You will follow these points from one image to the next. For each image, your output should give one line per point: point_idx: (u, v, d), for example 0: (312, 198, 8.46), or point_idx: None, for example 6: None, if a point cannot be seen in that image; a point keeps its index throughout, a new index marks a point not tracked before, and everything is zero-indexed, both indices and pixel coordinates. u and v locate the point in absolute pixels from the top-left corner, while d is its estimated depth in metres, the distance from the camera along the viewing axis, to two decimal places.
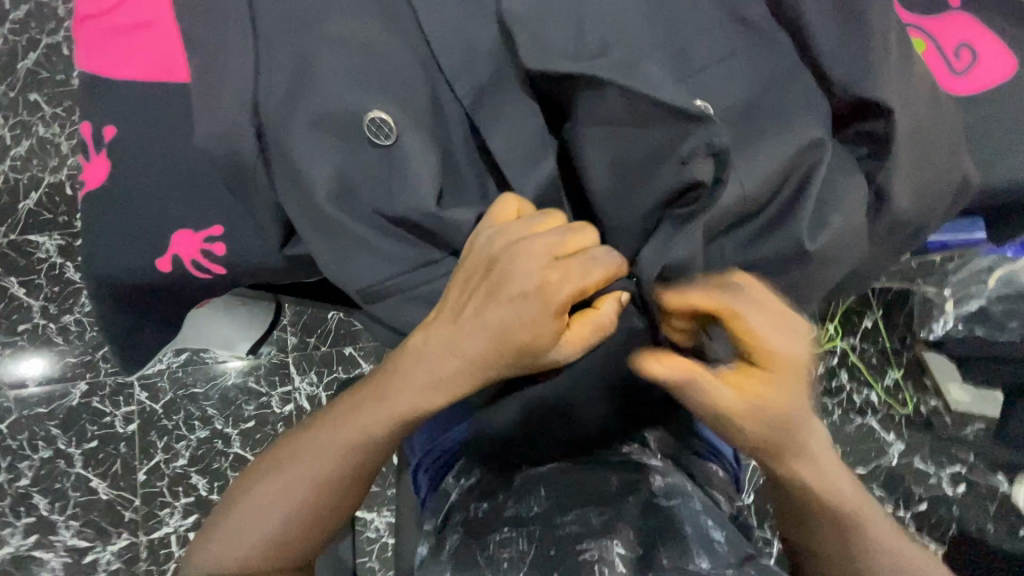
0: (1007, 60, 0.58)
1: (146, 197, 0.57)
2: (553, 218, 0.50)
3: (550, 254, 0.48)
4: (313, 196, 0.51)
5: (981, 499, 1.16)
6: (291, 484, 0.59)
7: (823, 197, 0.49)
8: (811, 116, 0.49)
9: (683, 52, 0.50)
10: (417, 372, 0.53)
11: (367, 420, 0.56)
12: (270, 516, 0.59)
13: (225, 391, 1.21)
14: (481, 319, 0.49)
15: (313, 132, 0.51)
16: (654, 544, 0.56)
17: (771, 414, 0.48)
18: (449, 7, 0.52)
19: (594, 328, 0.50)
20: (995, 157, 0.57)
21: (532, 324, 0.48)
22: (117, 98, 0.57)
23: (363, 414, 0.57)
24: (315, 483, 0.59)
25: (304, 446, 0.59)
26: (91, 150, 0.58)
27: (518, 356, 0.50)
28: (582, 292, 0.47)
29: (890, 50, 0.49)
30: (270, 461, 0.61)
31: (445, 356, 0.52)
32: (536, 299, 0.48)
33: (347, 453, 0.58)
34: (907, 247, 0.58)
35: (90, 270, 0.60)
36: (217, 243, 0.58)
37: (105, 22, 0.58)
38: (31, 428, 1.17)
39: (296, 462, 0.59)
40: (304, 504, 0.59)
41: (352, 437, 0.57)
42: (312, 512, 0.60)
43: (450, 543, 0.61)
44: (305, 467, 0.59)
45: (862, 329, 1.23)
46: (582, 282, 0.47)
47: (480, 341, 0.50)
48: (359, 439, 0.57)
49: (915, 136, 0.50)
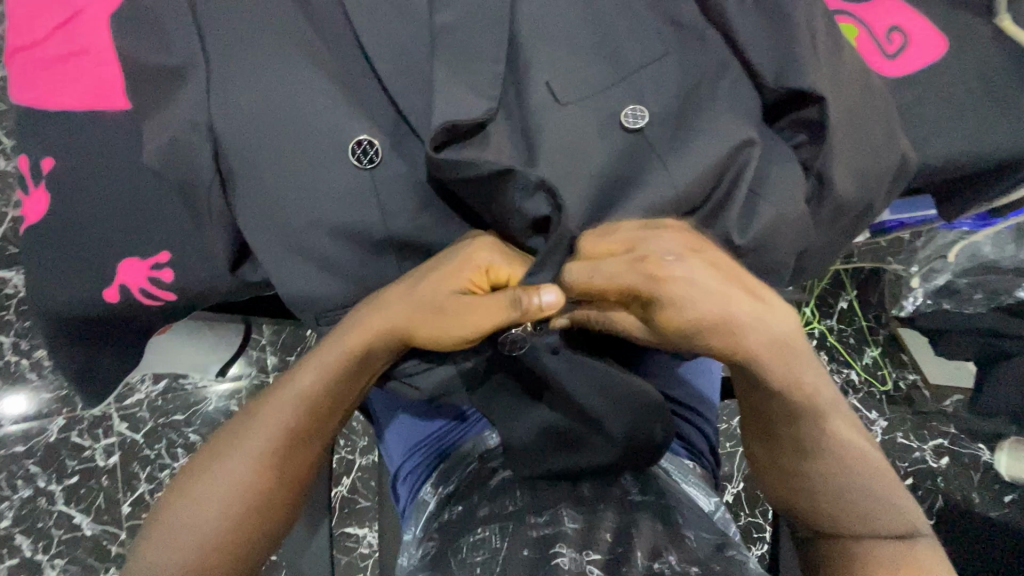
0: (938, 39, 0.60)
1: (99, 227, 0.56)
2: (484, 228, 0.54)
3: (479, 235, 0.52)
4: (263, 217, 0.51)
5: (964, 468, 1.18)
6: (233, 464, 0.56)
7: (763, 187, 0.50)
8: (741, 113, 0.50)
9: (616, 53, 0.50)
10: (351, 340, 0.53)
11: (305, 390, 0.56)
12: (216, 498, 0.56)
13: (207, 416, 1.19)
14: (411, 290, 0.51)
15: (260, 156, 0.51)
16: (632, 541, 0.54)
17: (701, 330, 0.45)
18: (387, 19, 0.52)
19: (490, 306, 0.48)
20: (933, 135, 0.58)
21: (448, 282, 0.50)
22: (62, 130, 0.56)
23: (300, 385, 0.56)
24: (258, 458, 0.56)
25: (245, 426, 0.57)
26: (38, 183, 0.57)
27: (435, 314, 0.50)
28: (491, 262, 0.50)
29: (817, 40, 0.50)
30: (201, 458, 0.58)
31: (374, 316, 0.52)
32: (456, 259, 0.50)
33: (287, 421, 0.57)
34: (856, 228, 0.59)
35: (45, 304, 0.58)
36: (166, 270, 0.57)
37: (36, 53, 0.58)
38: (9, 468, 1.15)
39: (226, 451, 0.57)
40: (248, 482, 0.56)
41: (291, 403, 0.57)
42: (256, 491, 0.56)
43: (427, 550, 0.60)
44: (240, 459, 0.56)
45: (837, 311, 1.23)
46: (491, 256, 0.50)
47: (407, 297, 0.51)
48: (298, 405, 0.56)
49: (849, 121, 0.51)
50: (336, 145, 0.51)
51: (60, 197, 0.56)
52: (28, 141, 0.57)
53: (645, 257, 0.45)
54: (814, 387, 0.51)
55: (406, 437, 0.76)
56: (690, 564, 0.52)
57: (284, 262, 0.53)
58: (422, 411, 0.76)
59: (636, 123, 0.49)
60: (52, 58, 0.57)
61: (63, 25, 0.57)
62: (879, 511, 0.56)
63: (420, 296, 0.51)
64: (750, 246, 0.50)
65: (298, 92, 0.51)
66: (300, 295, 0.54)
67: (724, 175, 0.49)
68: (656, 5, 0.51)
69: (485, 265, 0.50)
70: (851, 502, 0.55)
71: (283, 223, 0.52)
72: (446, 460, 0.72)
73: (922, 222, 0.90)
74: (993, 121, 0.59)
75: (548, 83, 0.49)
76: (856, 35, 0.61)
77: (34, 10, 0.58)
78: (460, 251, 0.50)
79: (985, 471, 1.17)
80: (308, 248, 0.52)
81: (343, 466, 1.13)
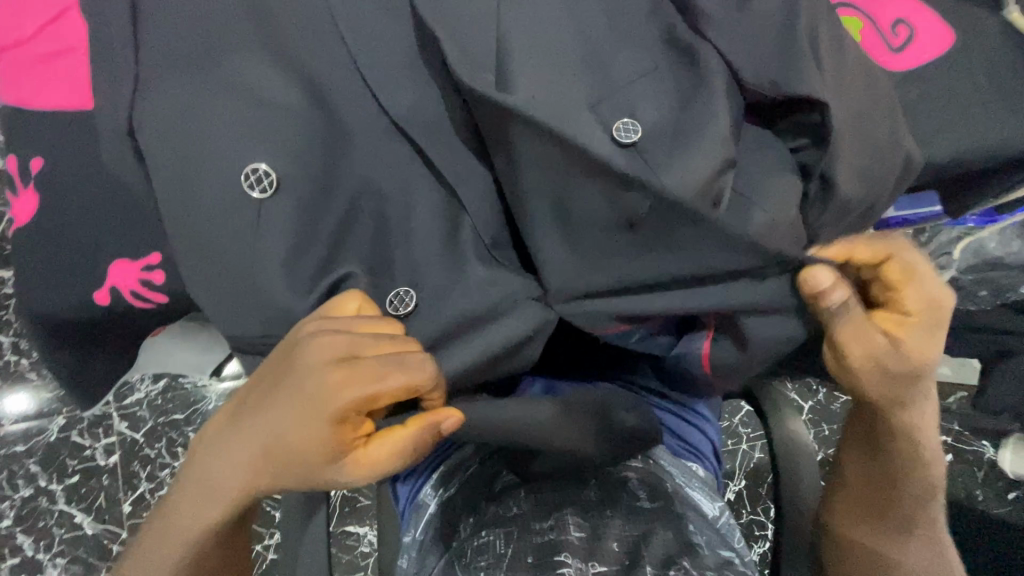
0: (945, 33, 0.59)
1: (89, 227, 0.55)
2: (391, 324, 0.50)
3: (350, 350, 0.47)
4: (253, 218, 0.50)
5: (968, 466, 1.17)
6: (172, 534, 0.55)
7: (763, 187, 0.49)
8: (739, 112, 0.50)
9: (615, 50, 0.49)
10: (251, 438, 0.51)
11: (225, 479, 0.53)
12: (164, 563, 0.56)
13: (206, 415, 1.19)
14: (303, 407, 0.48)
15: (253, 157, 0.50)
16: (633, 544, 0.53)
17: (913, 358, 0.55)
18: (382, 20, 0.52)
19: (390, 444, 0.49)
20: (938, 131, 0.57)
21: (313, 417, 0.48)
22: (51, 129, 0.55)
23: (217, 468, 0.53)
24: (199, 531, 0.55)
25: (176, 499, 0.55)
26: (27, 183, 0.56)
27: (326, 462, 0.49)
28: (374, 394, 0.47)
29: (819, 37, 0.49)
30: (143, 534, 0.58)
31: (269, 429, 0.50)
32: (335, 386, 0.47)
33: (206, 506, 0.54)
34: (861, 226, 0.58)
35: (36, 306, 0.58)
36: (157, 270, 0.57)
37: (23, 51, 0.57)
38: (9, 468, 1.15)
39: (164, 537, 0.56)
40: (186, 555, 0.56)
41: (206, 491, 0.53)
42: (196, 563, 0.57)
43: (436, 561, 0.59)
44: (176, 535, 0.55)
45: None
46: (373, 386, 0.47)
47: (297, 420, 0.48)
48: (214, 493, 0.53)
49: (852, 118, 0.50)
50: None
51: (50, 198, 0.55)
52: (17, 142, 0.57)
53: (884, 262, 0.53)
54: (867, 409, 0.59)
55: None
56: (703, 570, 0.53)
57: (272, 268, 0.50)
58: None
59: (629, 137, 0.47)
60: (38, 56, 0.56)
61: (51, 23, 0.56)
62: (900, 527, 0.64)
63: (301, 413, 0.48)
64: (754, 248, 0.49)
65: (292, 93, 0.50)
66: (282, 306, 0.51)
67: (724, 174, 0.48)
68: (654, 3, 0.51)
69: (364, 396, 0.47)
70: (878, 515, 0.64)
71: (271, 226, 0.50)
72: (443, 463, 0.70)
73: (928, 218, 0.89)
74: (1001, 116, 0.57)
75: (544, 82, 0.48)
76: (861, 28, 0.59)
77: (21, 7, 0.57)
78: (324, 381, 0.47)
79: (989, 469, 1.17)
80: (302, 250, 0.51)
81: None
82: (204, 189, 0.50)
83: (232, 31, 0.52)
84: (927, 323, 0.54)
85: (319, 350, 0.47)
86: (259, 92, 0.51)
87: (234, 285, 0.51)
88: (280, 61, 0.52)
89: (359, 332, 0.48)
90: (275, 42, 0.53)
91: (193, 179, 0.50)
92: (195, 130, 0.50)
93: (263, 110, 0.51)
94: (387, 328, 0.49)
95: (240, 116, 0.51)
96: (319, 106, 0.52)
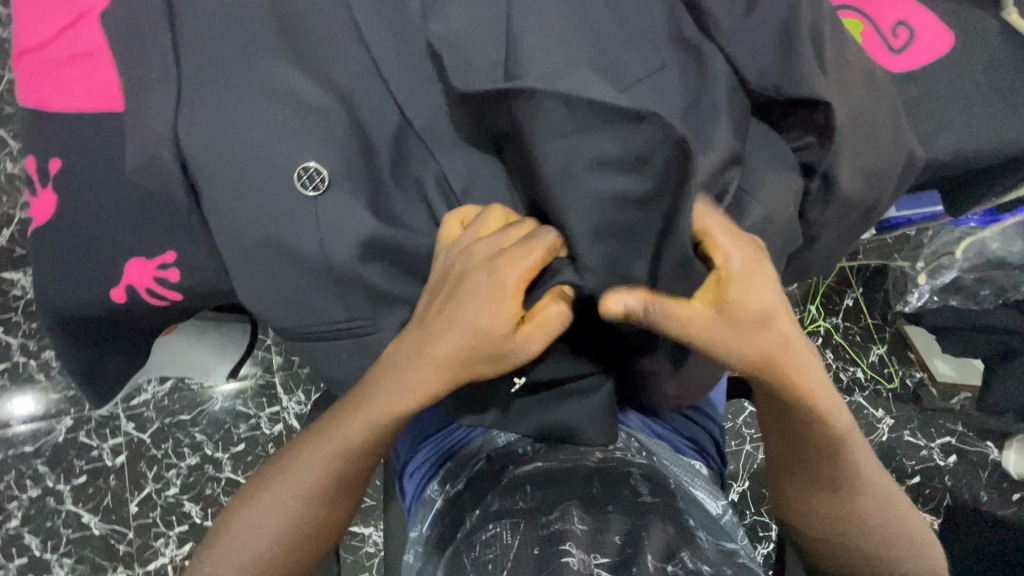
0: (944, 36, 0.60)
1: (103, 228, 0.57)
2: (496, 215, 0.50)
3: (492, 249, 0.48)
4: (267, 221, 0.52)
5: (972, 466, 1.18)
6: (287, 493, 0.58)
7: (764, 185, 0.51)
8: (743, 113, 0.51)
9: (619, 55, 0.50)
10: (390, 381, 0.52)
11: (344, 431, 0.55)
12: (260, 530, 0.58)
13: (213, 416, 1.20)
14: (449, 299, 0.50)
15: (267, 161, 0.52)
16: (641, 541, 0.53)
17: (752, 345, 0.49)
18: (390, 25, 0.53)
19: (539, 327, 0.49)
20: (938, 132, 0.58)
21: (487, 315, 0.48)
22: (67, 131, 0.57)
23: (346, 427, 0.55)
24: (309, 490, 0.57)
25: (291, 461, 0.58)
26: (43, 184, 0.58)
27: (490, 360, 0.50)
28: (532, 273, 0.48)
29: (821, 39, 0.50)
30: (261, 477, 0.60)
31: (417, 360, 0.51)
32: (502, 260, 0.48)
33: (333, 464, 0.57)
34: (861, 227, 0.59)
35: (51, 306, 0.59)
36: (172, 270, 0.58)
37: (43, 54, 0.58)
38: (18, 468, 1.16)
39: (269, 484, 0.58)
40: (293, 517, 0.58)
41: (336, 445, 0.56)
42: (302, 526, 0.58)
43: (443, 559, 0.58)
44: (284, 493, 0.58)
45: (843, 309, 1.22)
46: (526, 263, 0.47)
47: (442, 333, 0.49)
48: (338, 449, 0.56)
49: (853, 120, 0.51)
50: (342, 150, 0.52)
51: (67, 198, 0.57)
52: (35, 143, 0.58)
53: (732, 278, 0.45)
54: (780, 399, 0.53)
55: (417, 435, 0.78)
56: (702, 564, 0.51)
57: (295, 268, 0.54)
58: (430, 410, 0.78)
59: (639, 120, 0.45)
60: (58, 59, 0.57)
61: (68, 28, 0.57)
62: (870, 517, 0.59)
63: (456, 333, 0.49)
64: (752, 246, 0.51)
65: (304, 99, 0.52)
66: (303, 303, 0.54)
67: (727, 175, 0.49)
68: (658, 7, 0.52)
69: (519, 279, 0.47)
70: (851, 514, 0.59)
71: (289, 227, 0.52)
72: (453, 458, 0.73)
73: (928, 218, 0.90)
74: (1001, 117, 0.58)
75: None
76: (862, 29, 0.60)
77: (40, 11, 0.58)
78: (496, 253, 0.48)
79: (992, 469, 1.17)
80: (312, 252, 0.52)
81: None
82: (226, 191, 0.52)
83: (246, 35, 0.54)
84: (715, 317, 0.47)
85: (467, 261, 0.49)
86: (274, 94, 0.53)
87: (261, 280, 0.54)
88: (294, 63, 0.53)
89: (504, 242, 0.49)
90: (289, 45, 0.54)
91: (214, 181, 0.52)
92: (213, 134, 0.52)
93: (277, 111, 0.52)
94: (511, 238, 0.49)
95: (256, 118, 0.52)
96: (332, 108, 0.53)
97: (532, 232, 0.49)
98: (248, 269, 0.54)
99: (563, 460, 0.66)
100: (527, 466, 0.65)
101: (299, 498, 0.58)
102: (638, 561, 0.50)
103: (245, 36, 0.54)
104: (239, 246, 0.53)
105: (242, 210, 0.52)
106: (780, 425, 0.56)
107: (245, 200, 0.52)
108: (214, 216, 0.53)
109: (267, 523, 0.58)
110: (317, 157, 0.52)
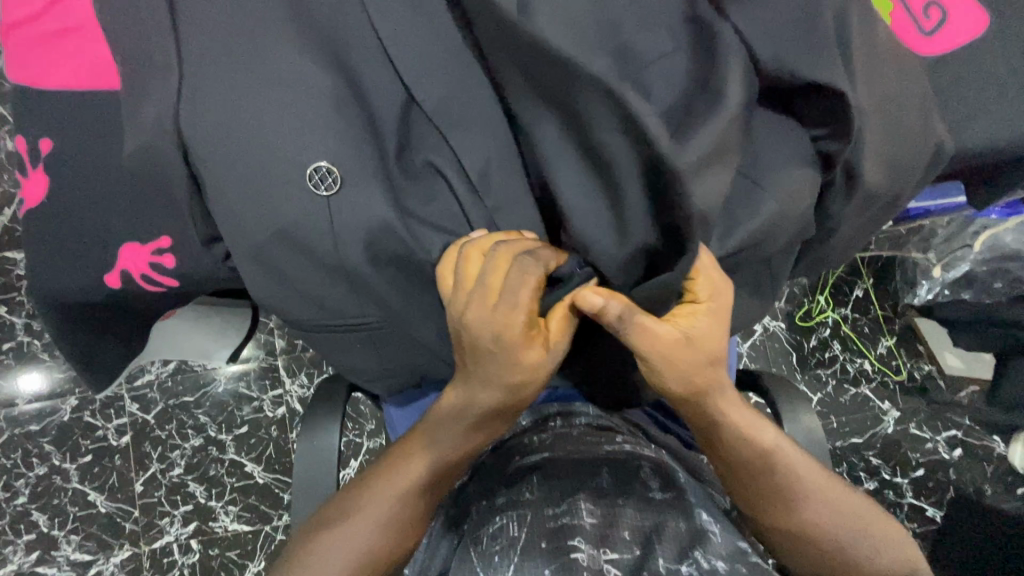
0: (978, 19, 0.57)
1: (97, 210, 0.55)
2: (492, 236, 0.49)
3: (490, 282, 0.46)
4: (269, 209, 0.50)
5: (978, 460, 1.16)
6: (365, 525, 0.59)
7: (780, 178, 0.49)
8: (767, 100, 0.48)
9: (637, 36, 0.48)
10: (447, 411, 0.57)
11: (418, 459, 0.60)
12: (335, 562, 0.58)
13: (216, 398, 1.19)
14: (474, 327, 0.48)
15: (268, 146, 0.50)
16: (653, 542, 0.52)
17: (694, 362, 0.52)
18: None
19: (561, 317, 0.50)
20: (967, 120, 0.55)
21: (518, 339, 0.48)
22: (58, 110, 0.55)
23: (416, 458, 0.60)
24: (385, 521, 0.59)
25: (365, 495, 0.60)
26: (33, 166, 0.56)
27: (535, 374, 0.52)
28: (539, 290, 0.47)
29: (849, 23, 0.47)
30: (329, 516, 0.61)
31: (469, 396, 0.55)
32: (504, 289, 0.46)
33: (405, 492, 0.60)
34: (882, 218, 0.57)
35: (46, 288, 0.57)
36: (167, 255, 0.56)
37: (30, 29, 0.56)
38: (24, 446, 1.16)
39: (344, 521, 0.60)
40: (367, 546, 0.59)
41: (409, 475, 0.60)
42: (378, 555, 0.60)
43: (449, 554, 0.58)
44: (362, 526, 0.59)
45: (853, 300, 1.21)
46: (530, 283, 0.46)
47: (490, 367, 0.51)
48: (413, 477, 0.60)
49: (881, 108, 0.49)
50: (346, 137, 0.50)
51: (59, 178, 0.55)
52: (25, 121, 0.56)
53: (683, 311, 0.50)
54: (725, 421, 0.57)
55: None
56: (714, 559, 0.51)
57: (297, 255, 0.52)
58: None
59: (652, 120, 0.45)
60: (47, 36, 0.55)
61: (57, 1, 0.55)
62: (831, 525, 0.61)
63: (501, 363, 0.50)
64: (753, 241, 0.50)
65: (309, 81, 0.50)
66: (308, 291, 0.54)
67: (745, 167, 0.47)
68: None
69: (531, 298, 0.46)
70: (811, 526, 0.61)
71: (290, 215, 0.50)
72: None
73: (947, 209, 0.87)
74: None
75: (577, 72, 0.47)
76: (891, 10, 0.57)
77: None
78: (494, 281, 0.46)
79: (998, 463, 1.16)
80: (312, 242, 0.51)
81: (350, 449, 1.13)
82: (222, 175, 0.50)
83: (246, 11, 0.51)
84: (674, 346, 0.50)
85: (471, 322, 0.48)
86: (271, 74, 0.50)
87: (263, 268, 0.53)
88: (292, 42, 0.51)
89: (499, 262, 0.46)
90: (289, 22, 0.51)
91: (209, 167, 0.50)
92: (214, 117, 0.50)
93: (274, 95, 0.50)
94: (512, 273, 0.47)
95: (253, 99, 0.50)
96: (335, 91, 0.51)
97: (517, 266, 0.45)
98: (249, 259, 0.52)
99: (571, 448, 0.64)
100: (533, 454, 0.64)
101: (376, 528, 0.59)
102: (649, 565, 0.49)
103: (246, 11, 0.51)
104: (237, 233, 0.51)
105: (241, 196, 0.50)
106: (721, 450, 0.59)
107: (245, 186, 0.50)
108: (213, 202, 0.52)
109: (343, 548, 0.58)
110: (318, 141, 0.50)
